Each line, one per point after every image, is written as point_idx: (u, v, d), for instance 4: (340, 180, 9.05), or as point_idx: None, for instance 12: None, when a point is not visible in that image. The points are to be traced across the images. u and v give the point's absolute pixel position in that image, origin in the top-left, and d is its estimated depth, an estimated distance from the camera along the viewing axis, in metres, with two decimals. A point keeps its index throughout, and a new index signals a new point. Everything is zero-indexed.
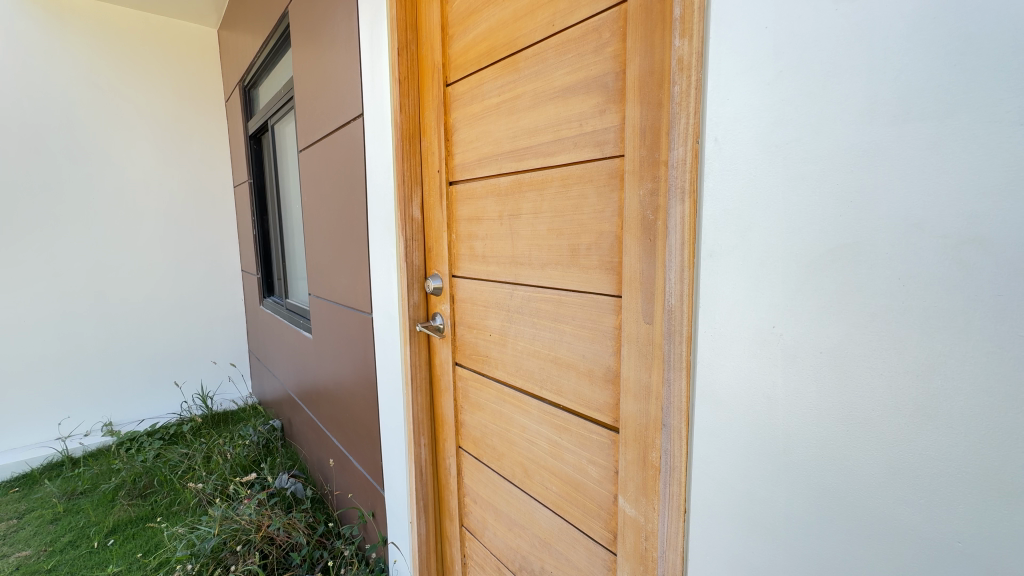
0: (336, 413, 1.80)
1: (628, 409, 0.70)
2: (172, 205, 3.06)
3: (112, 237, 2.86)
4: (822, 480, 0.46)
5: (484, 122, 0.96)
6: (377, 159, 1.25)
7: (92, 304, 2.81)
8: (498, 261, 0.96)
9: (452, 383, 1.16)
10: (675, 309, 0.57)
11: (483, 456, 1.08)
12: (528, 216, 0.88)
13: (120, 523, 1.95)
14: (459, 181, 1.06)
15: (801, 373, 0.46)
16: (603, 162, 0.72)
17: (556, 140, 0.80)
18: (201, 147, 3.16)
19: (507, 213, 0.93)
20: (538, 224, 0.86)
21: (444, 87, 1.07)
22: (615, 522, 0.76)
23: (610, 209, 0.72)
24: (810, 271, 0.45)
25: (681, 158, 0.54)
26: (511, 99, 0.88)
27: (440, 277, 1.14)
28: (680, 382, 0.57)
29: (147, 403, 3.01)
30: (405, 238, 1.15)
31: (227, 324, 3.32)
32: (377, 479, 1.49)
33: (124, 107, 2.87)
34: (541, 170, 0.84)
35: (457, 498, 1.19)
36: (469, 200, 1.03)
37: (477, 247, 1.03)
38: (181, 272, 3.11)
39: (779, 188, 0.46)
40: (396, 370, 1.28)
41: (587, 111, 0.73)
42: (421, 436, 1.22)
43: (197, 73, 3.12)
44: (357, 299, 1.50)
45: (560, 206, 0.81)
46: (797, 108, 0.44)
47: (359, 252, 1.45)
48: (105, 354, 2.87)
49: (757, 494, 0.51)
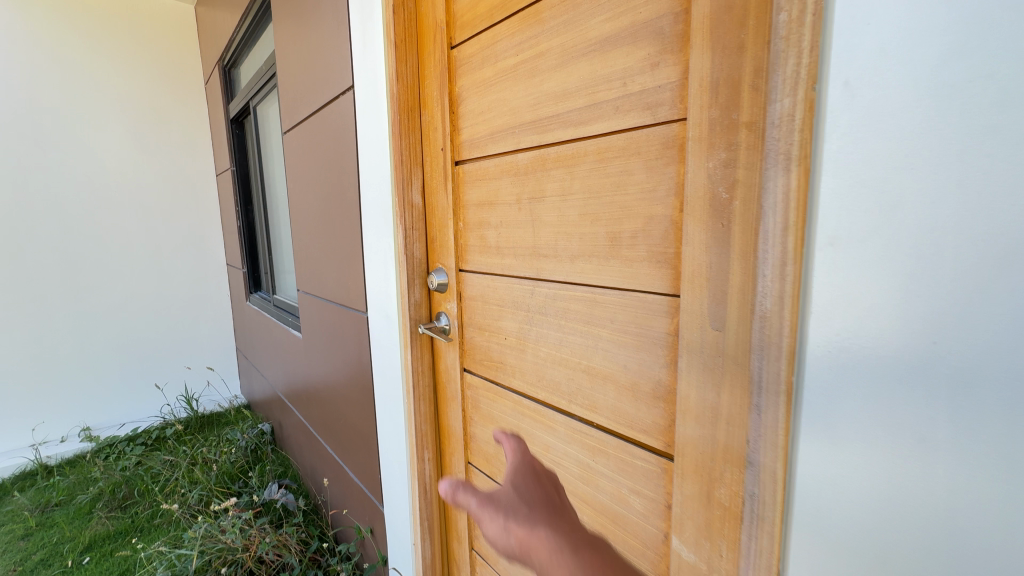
0: (330, 422, 1.65)
1: (687, 435, 0.57)
2: (151, 195, 2.87)
3: (86, 232, 2.67)
4: (1006, 561, 0.32)
5: (498, 89, 0.81)
6: (370, 136, 1.10)
7: (64, 302, 2.62)
8: (515, 253, 0.82)
9: (460, 392, 1.02)
10: (770, 315, 0.43)
11: (496, 474, 0.96)
12: (553, 200, 0.74)
13: (97, 538, 1.81)
14: (466, 160, 0.92)
15: (979, 410, 0.32)
16: (654, 128, 0.58)
17: (591, 104, 0.66)
18: (181, 131, 2.95)
19: (526, 196, 0.79)
20: (566, 208, 0.71)
21: (448, 50, 0.92)
22: (665, 565, 0.64)
23: (663, 187, 0.58)
24: (1003, 267, 0.31)
25: (787, 112, 0.40)
26: (533, 58, 0.73)
27: (445, 271, 1.00)
28: (776, 410, 0.44)
29: (127, 405, 2.83)
30: (403, 227, 1.00)
31: (211, 322, 3.13)
32: (374, 493, 1.36)
33: (94, 87, 2.66)
34: (570, 142, 0.69)
35: (466, 519, 1.06)
36: (478, 182, 0.89)
37: (488, 237, 0.88)
38: (161, 266, 2.92)
39: (952, 146, 0.32)
40: (396, 377, 1.14)
41: (633, 66, 0.60)
42: (426, 451, 1.08)
43: (175, 54, 2.91)
44: (349, 297, 1.35)
45: (595, 185, 0.67)
46: (994, 25, 0.30)
47: (352, 243, 1.30)
48: (79, 355, 2.68)
49: (890, 561, 0.38)
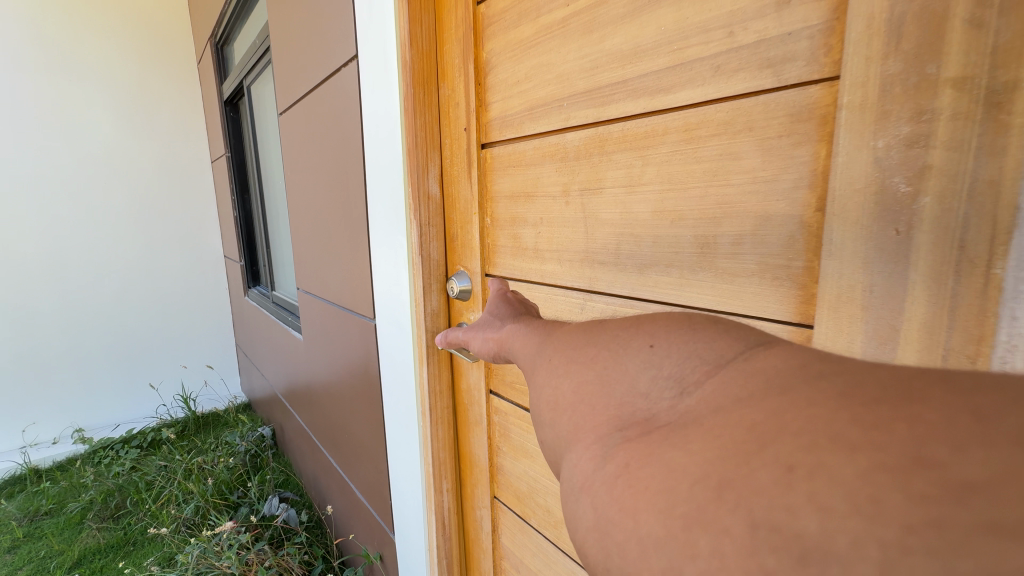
0: (334, 434, 1.51)
1: None
2: (142, 183, 2.70)
3: (74, 222, 2.51)
4: None
5: (540, 52, 0.65)
6: (378, 114, 0.93)
7: (52, 296, 2.48)
8: (560, 257, 0.67)
9: (485, 416, 0.87)
10: None
11: (530, 515, 0.81)
12: (614, 193, 0.58)
13: (87, 553, 1.69)
14: (495, 142, 0.76)
15: None
16: (778, 94, 0.42)
17: (676, 64, 0.49)
18: (172, 114, 2.76)
19: (576, 188, 0.63)
20: (634, 203, 0.55)
21: (473, 5, 0.74)
22: None
23: (787, 177, 0.42)
24: None
25: None
26: (590, 8, 0.57)
27: (468, 276, 0.84)
28: None
29: (123, 405, 2.71)
30: (418, 223, 0.85)
31: (209, 316, 2.97)
32: (384, 519, 1.22)
33: (78, 67, 2.49)
34: (642, 116, 0.53)
35: (491, 560, 0.92)
36: (512, 169, 0.73)
37: (523, 237, 0.73)
38: (155, 258, 2.74)
39: None
40: (409, 395, 0.99)
41: (744, 8, 0.43)
42: (444, 481, 0.94)
43: (165, 30, 2.71)
44: (355, 301, 1.19)
45: (678, 173, 0.51)
46: None
47: (357, 240, 1.14)
48: (70, 353, 2.55)
49: None
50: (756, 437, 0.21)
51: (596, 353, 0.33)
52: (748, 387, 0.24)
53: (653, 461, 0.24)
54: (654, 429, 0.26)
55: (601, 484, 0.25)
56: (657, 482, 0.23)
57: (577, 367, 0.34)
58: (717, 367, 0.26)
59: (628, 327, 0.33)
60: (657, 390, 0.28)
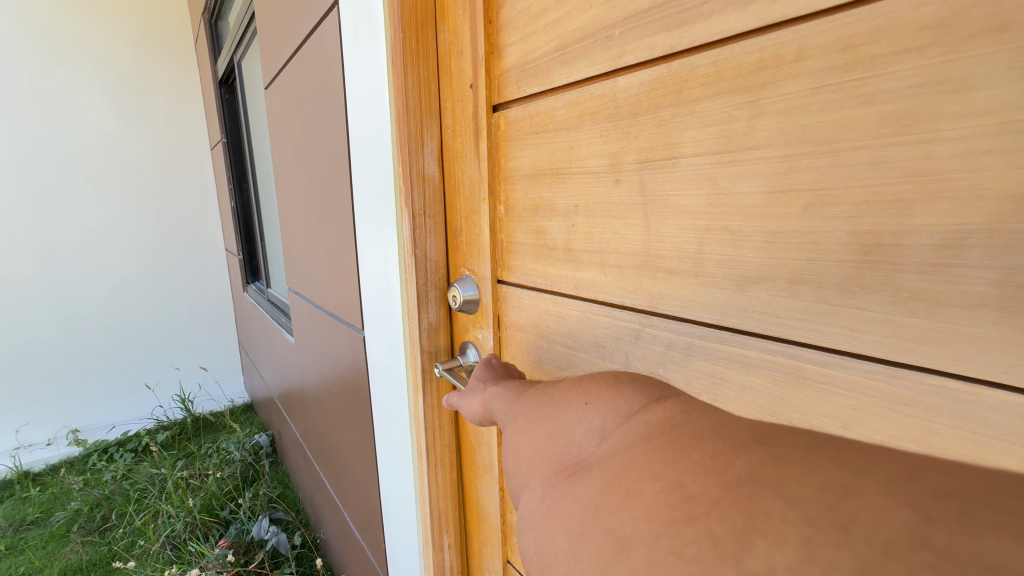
0: (326, 453, 1.33)
1: None
2: (137, 172, 2.55)
3: (66, 213, 2.40)
4: None
5: None
6: (365, 71, 0.73)
7: (44, 291, 2.37)
8: (603, 261, 0.46)
9: (495, 462, 0.68)
10: None
11: None
12: (697, 165, 0.37)
13: (68, 569, 1.57)
14: (512, 101, 0.55)
15: None
16: None
17: None
18: (169, 98, 2.60)
19: (631, 159, 0.42)
20: (731, 180, 0.35)
21: None
22: None
23: None
24: None
25: None
26: None
27: (474, 282, 0.64)
28: None
29: (119, 405, 2.61)
30: (411, 212, 0.65)
31: (210, 312, 2.82)
32: (378, 562, 1.04)
33: (68, 47, 2.35)
34: (750, 36, 0.32)
35: None
36: (534, 138, 0.53)
37: (549, 231, 0.53)
38: (152, 251, 2.61)
39: None
40: (402, 426, 0.80)
41: None
42: (445, 536, 0.75)
43: (161, 7, 2.53)
44: (344, 306, 1.00)
45: (821, 126, 0.29)
46: None
47: (344, 233, 0.94)
48: (64, 350, 2.44)
49: None
50: (654, 457, 0.19)
51: (539, 409, 0.30)
52: (663, 412, 0.22)
53: (563, 496, 0.21)
54: (580, 464, 0.23)
55: (534, 520, 0.21)
56: (566, 507, 0.20)
57: (531, 426, 0.29)
58: (634, 408, 0.23)
59: (574, 381, 0.29)
60: (589, 439, 0.24)
